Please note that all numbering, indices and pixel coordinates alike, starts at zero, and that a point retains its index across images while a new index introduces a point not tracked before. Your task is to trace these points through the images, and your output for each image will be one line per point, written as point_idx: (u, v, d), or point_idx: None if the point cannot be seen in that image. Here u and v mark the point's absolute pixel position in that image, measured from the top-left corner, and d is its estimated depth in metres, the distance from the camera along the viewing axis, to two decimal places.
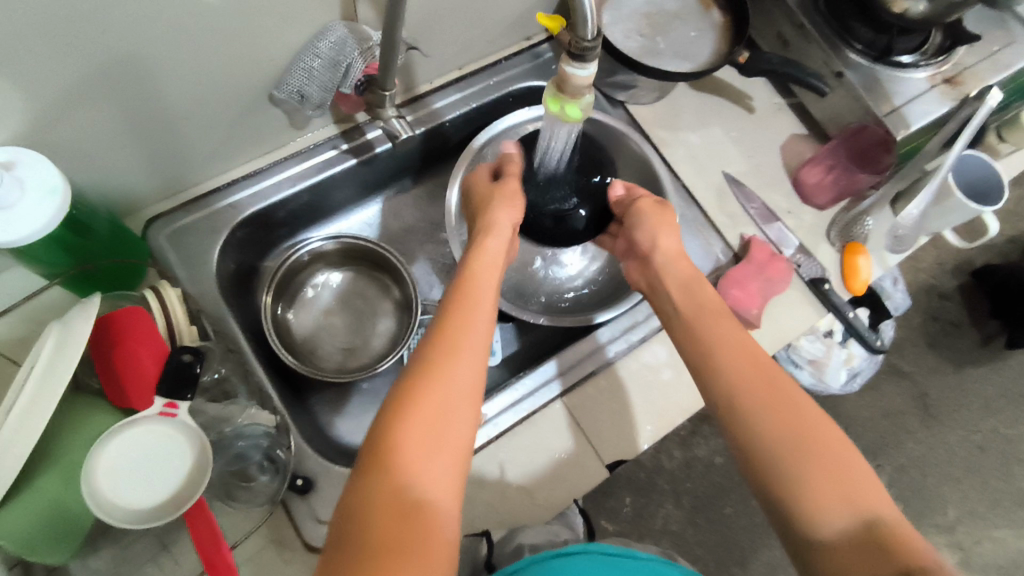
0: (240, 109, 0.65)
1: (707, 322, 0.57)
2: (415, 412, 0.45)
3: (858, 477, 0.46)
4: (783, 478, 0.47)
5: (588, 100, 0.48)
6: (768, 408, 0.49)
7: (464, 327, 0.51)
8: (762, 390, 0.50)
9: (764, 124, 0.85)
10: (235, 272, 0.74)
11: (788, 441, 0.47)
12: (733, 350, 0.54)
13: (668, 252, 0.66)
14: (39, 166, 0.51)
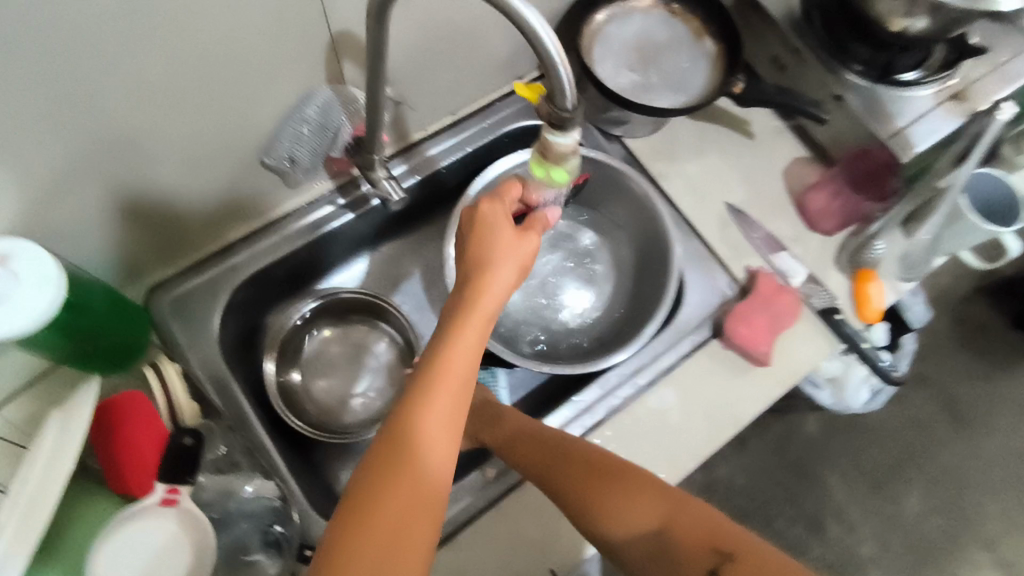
0: (232, 176, 0.65)
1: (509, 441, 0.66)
2: (370, 526, 0.40)
3: (624, 493, 0.57)
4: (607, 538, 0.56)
5: (573, 163, 0.46)
6: (579, 491, 0.59)
7: (435, 409, 0.44)
8: (556, 456, 0.61)
9: (765, 150, 0.84)
10: (238, 334, 0.74)
11: (596, 508, 0.57)
12: (541, 449, 0.63)
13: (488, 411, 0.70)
14: (33, 254, 0.51)
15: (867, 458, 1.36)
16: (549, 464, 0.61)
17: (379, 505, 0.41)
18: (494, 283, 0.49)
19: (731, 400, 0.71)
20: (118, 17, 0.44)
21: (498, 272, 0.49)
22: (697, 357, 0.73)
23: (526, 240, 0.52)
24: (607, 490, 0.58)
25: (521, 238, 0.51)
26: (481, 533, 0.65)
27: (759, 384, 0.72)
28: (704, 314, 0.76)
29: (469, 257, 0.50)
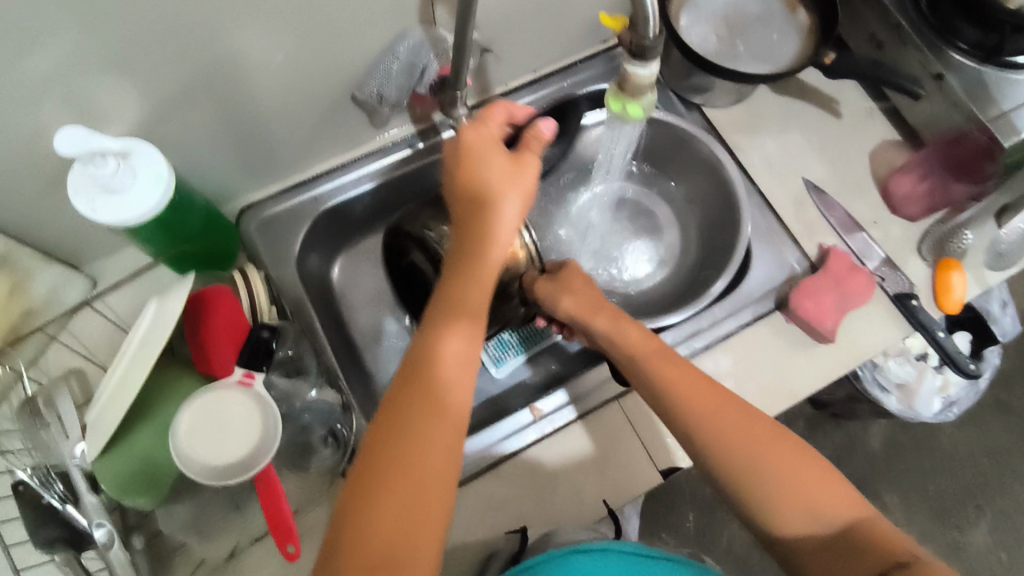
0: (324, 109, 0.70)
1: (652, 360, 0.61)
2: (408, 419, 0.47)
3: (808, 466, 0.53)
4: (762, 501, 0.53)
5: (650, 99, 0.48)
6: (742, 446, 0.54)
7: (453, 327, 0.51)
8: (737, 427, 0.55)
9: (851, 130, 0.81)
10: (315, 261, 0.79)
11: (770, 480, 0.53)
12: (700, 393, 0.57)
13: (579, 306, 0.67)
14: (150, 156, 0.58)
15: (931, 479, 1.29)
16: (729, 411, 0.56)
17: (434, 411, 0.48)
18: (499, 215, 0.55)
19: (787, 374, 0.70)
20: None
21: (502, 204, 0.55)
22: (756, 327, 0.72)
23: (523, 164, 0.56)
24: (794, 460, 0.53)
25: (516, 163, 0.56)
26: (522, 467, 0.68)
27: (820, 361, 0.71)
28: (769, 288, 0.75)
29: (469, 192, 0.56)
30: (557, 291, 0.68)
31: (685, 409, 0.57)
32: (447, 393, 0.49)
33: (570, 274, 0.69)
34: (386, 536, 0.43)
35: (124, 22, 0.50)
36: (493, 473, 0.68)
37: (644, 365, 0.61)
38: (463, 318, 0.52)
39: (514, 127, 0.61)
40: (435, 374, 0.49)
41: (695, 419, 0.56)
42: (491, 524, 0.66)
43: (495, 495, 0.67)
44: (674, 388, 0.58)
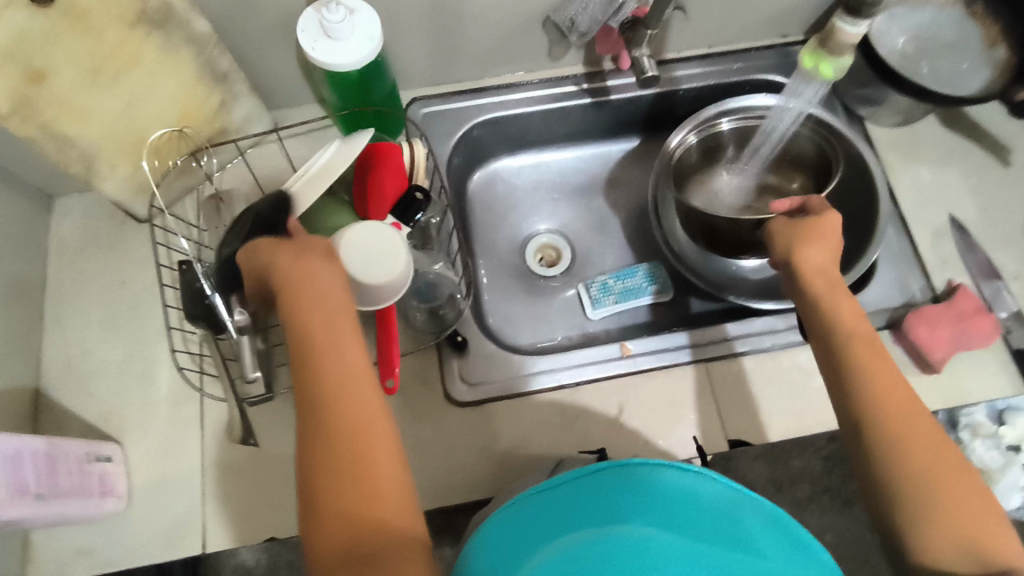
0: (518, 25, 0.76)
1: (872, 358, 0.54)
2: (315, 392, 0.49)
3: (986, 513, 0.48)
4: (917, 507, 0.48)
5: (844, 62, 0.50)
6: (925, 468, 0.49)
7: (311, 304, 0.52)
8: (932, 448, 0.50)
9: (1015, 183, 0.79)
10: (460, 161, 0.86)
11: (938, 511, 0.48)
12: (900, 405, 0.52)
13: (813, 266, 0.60)
14: (369, 16, 0.65)
15: None
16: (921, 432, 0.50)
17: (326, 417, 0.48)
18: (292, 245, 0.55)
19: None
20: None
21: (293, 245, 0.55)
22: None
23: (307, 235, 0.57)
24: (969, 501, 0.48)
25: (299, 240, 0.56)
26: (599, 396, 0.71)
27: (921, 390, 0.70)
28: (884, 308, 0.75)
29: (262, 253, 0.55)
30: (801, 239, 0.61)
31: (875, 422, 0.51)
32: (328, 401, 0.48)
33: (819, 227, 0.62)
34: (357, 512, 0.45)
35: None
36: (572, 390, 0.72)
37: (858, 374, 0.53)
38: (316, 336, 0.51)
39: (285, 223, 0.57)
40: (314, 392, 0.49)
41: (884, 432, 0.51)
42: (557, 439, 0.69)
43: (570, 412, 0.70)
44: (871, 391, 0.52)
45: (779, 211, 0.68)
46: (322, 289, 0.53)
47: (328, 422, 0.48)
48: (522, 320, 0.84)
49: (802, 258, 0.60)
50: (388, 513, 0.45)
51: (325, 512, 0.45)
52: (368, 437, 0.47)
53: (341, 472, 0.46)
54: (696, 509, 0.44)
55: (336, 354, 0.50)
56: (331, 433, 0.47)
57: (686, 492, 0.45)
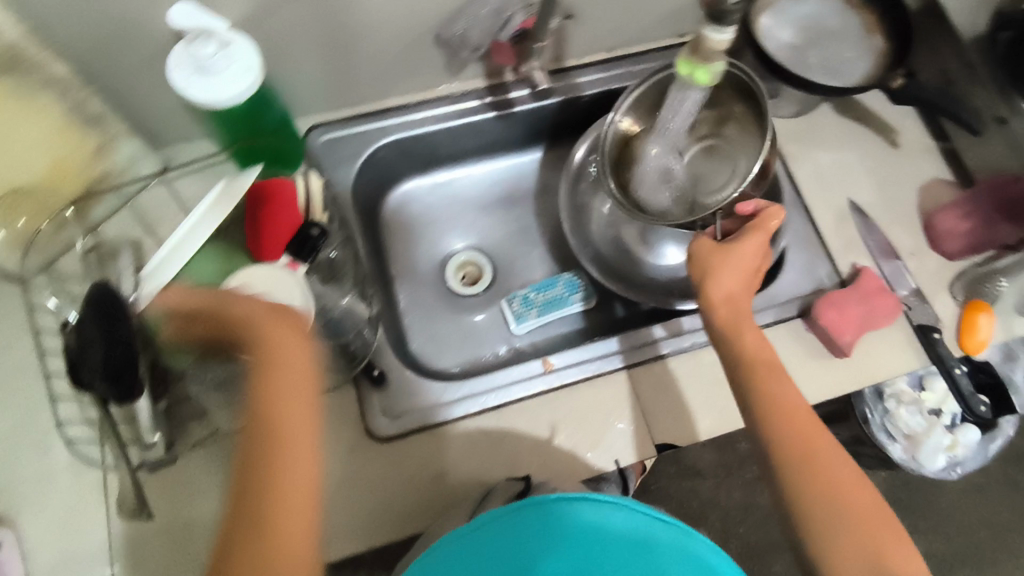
0: (407, 42, 0.73)
1: (772, 382, 0.58)
2: (264, 461, 0.49)
3: (885, 520, 0.53)
4: (817, 526, 0.53)
5: (718, 67, 0.50)
6: (826, 483, 0.53)
7: (282, 376, 0.51)
8: (824, 464, 0.54)
9: (906, 161, 0.82)
10: (367, 185, 0.83)
11: (838, 520, 0.52)
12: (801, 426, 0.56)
13: (719, 295, 0.62)
14: (246, 47, 0.61)
15: (926, 542, 1.26)
16: (820, 449, 0.55)
17: (261, 472, 0.48)
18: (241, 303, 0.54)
19: (799, 379, 0.72)
20: None
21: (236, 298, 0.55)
22: (776, 330, 0.74)
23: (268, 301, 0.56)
24: (869, 509, 0.53)
25: (276, 310, 0.55)
26: (524, 416, 0.71)
27: (832, 374, 0.72)
28: (794, 296, 0.76)
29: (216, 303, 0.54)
30: (713, 268, 0.63)
31: (780, 446, 0.55)
32: (261, 456, 0.49)
33: (732, 254, 0.62)
34: None
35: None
36: (497, 413, 0.71)
37: (765, 398, 0.57)
38: (284, 424, 0.50)
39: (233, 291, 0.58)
40: (257, 459, 0.49)
41: (788, 454, 0.55)
42: (485, 463, 0.68)
43: (495, 435, 0.69)
44: (775, 416, 0.56)
45: (743, 214, 0.66)
46: (295, 374, 0.52)
47: (256, 473, 0.48)
48: (446, 342, 0.82)
49: (715, 281, 0.62)
50: None
51: None
52: (293, 496, 0.48)
53: (259, 538, 0.46)
54: (613, 541, 0.53)
55: (299, 438, 0.50)
56: (257, 483, 0.48)
57: (604, 530, 0.53)
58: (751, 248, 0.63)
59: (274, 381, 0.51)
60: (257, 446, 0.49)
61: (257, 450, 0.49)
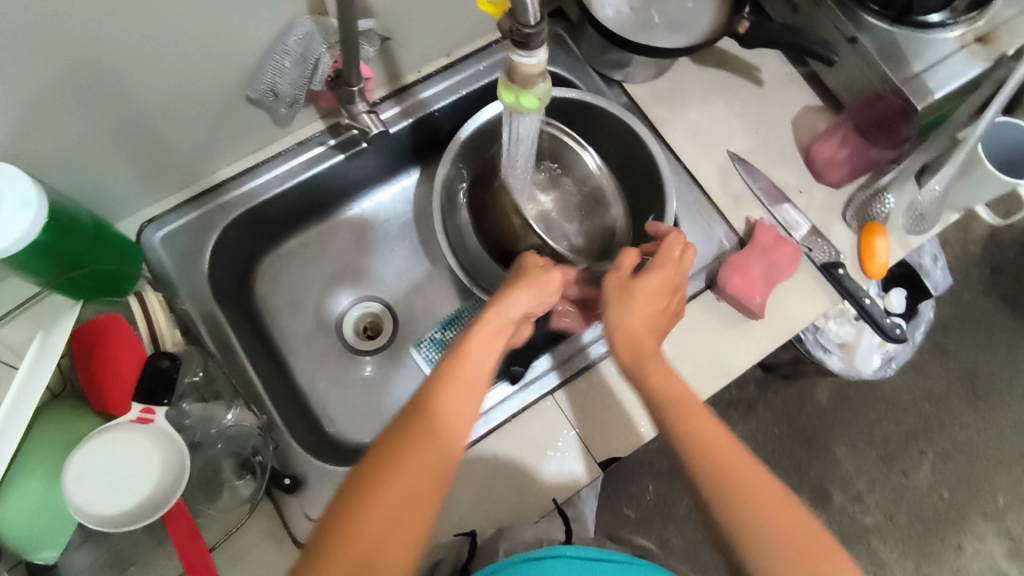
0: (217, 109, 0.65)
1: (681, 409, 0.52)
2: (355, 534, 0.43)
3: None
4: (754, 561, 0.46)
5: (543, 89, 0.45)
6: (773, 529, 0.46)
7: (453, 414, 0.50)
8: (726, 474, 0.48)
9: (773, 97, 0.80)
10: (227, 272, 0.74)
11: (776, 553, 0.45)
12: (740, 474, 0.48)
13: (632, 329, 0.58)
14: (13, 177, 0.52)
15: (879, 430, 1.32)
16: (753, 481, 0.48)
17: (366, 500, 0.45)
18: (485, 346, 0.54)
19: (721, 352, 0.70)
20: None
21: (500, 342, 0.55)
22: (689, 308, 0.72)
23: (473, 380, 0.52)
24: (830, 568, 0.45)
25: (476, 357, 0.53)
26: (460, 473, 0.67)
27: (752, 336, 0.71)
28: (699, 265, 0.74)
29: (435, 378, 0.51)
30: (623, 301, 0.59)
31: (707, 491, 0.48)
32: (375, 499, 0.45)
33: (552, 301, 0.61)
34: None
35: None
36: None
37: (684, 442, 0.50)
38: (406, 479, 0.46)
39: (101, 461, 0.47)
40: (398, 443, 0.47)
41: (731, 507, 0.47)
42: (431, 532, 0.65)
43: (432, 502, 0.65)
44: (694, 440, 0.50)
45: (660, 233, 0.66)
46: (476, 385, 0.52)
47: (367, 505, 0.44)
48: (363, 410, 0.76)
49: (623, 310, 0.58)
50: None
51: None
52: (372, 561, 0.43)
53: None
54: None
55: (399, 507, 0.45)
56: (334, 551, 0.42)
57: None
58: (661, 282, 0.60)
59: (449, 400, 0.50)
60: (389, 440, 0.48)
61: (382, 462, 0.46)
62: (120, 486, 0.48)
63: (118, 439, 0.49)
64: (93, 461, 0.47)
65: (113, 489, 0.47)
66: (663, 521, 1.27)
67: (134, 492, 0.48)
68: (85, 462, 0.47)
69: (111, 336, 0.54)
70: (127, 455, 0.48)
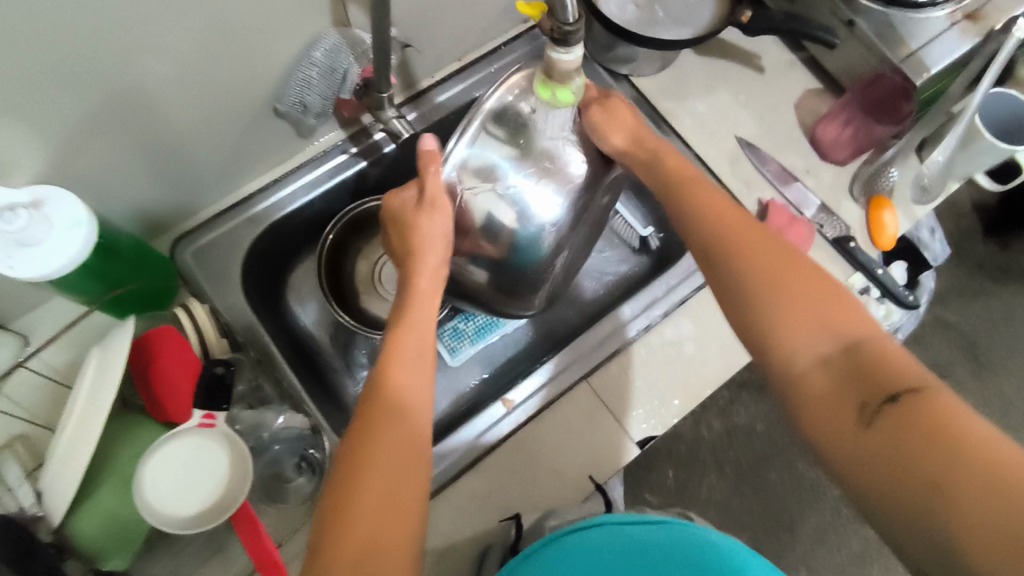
0: (245, 124, 0.66)
1: (700, 203, 0.56)
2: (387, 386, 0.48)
3: (847, 313, 0.47)
4: (745, 293, 0.49)
5: (578, 83, 0.49)
6: (772, 269, 0.49)
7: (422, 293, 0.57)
8: (733, 223, 0.53)
9: (775, 83, 0.83)
10: (257, 281, 0.76)
11: (781, 291, 0.48)
12: (745, 244, 0.51)
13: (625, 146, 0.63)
14: (65, 201, 0.53)
15: None
16: (757, 236, 0.52)
17: (357, 455, 0.44)
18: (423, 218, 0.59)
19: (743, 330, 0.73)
20: None
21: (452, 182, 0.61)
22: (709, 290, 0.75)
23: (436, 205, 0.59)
24: (831, 308, 0.47)
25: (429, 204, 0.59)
26: (504, 463, 0.68)
27: None
28: None
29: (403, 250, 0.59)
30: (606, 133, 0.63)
31: (712, 239, 0.53)
32: (357, 475, 0.43)
33: (422, 217, 0.59)
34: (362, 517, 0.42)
35: (21, 55, 0.45)
36: (474, 470, 0.68)
37: (698, 227, 0.54)
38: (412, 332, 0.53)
39: (171, 473, 0.50)
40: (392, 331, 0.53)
41: (738, 261, 0.51)
42: (479, 520, 0.67)
43: (478, 490, 0.67)
44: (693, 211, 0.55)
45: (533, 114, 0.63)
46: (423, 341, 0.53)
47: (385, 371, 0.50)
48: None
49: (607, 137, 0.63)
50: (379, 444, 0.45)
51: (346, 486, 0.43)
52: (371, 500, 0.43)
53: (348, 461, 0.44)
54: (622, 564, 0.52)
55: (412, 356, 0.51)
56: (363, 403, 0.48)
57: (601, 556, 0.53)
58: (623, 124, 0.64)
59: (399, 354, 0.51)
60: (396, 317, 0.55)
61: (363, 419, 0.47)
62: (192, 491, 0.50)
63: (225, 450, 0.52)
64: (159, 471, 0.50)
65: (181, 494, 0.50)
66: (685, 505, 1.28)
67: (205, 493, 0.51)
68: (151, 472, 0.50)
69: (164, 348, 0.55)
70: (201, 480, 0.51)
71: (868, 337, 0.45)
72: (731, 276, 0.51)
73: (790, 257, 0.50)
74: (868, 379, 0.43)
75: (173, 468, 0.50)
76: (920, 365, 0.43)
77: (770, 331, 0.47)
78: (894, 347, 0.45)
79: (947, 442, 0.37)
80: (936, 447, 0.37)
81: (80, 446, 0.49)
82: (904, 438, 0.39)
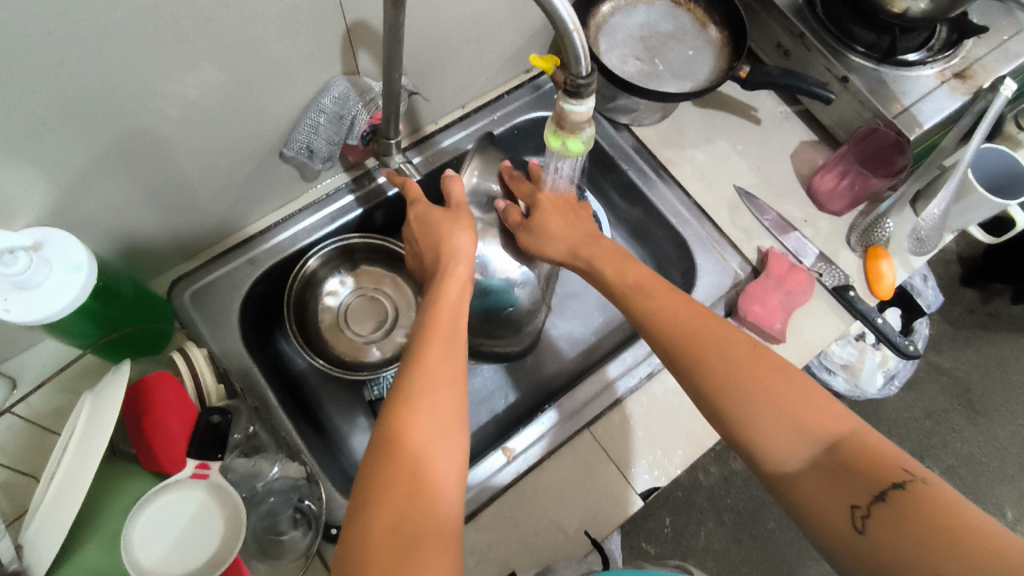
0: (250, 166, 0.67)
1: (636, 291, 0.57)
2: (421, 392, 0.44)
3: (821, 408, 0.44)
4: (723, 401, 0.47)
5: (588, 133, 0.50)
6: (729, 366, 0.48)
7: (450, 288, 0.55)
8: (692, 319, 0.52)
9: (771, 134, 0.85)
10: (254, 323, 0.75)
11: (749, 387, 0.46)
12: (708, 338, 0.50)
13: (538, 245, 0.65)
14: (65, 243, 0.52)
15: None
16: (715, 334, 0.50)
17: (379, 471, 0.40)
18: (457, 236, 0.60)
19: None
20: (149, 31, 0.47)
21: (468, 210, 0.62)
22: None
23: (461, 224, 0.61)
24: (806, 403, 0.45)
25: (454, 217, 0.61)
26: (504, 515, 0.66)
27: None
28: (717, 295, 0.77)
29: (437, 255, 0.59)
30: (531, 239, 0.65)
31: (668, 336, 0.52)
32: (376, 497, 0.39)
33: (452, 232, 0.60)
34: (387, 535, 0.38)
35: (36, 99, 0.45)
36: (472, 523, 0.66)
37: (661, 318, 0.53)
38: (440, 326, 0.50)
39: (161, 532, 0.49)
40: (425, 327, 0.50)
41: (700, 373, 0.49)
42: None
43: (477, 542, 0.65)
44: (650, 304, 0.55)
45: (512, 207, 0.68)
46: (449, 363, 0.47)
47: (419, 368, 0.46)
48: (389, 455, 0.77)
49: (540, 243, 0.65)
50: (413, 461, 0.41)
51: (369, 506, 0.39)
52: (388, 527, 0.38)
53: (368, 482, 0.40)
54: None
55: (451, 349, 0.48)
56: (389, 407, 0.44)
57: None
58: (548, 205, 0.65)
59: (423, 379, 0.45)
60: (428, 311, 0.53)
61: (374, 465, 0.41)
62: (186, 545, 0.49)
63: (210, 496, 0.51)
64: (146, 533, 0.48)
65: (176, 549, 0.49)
66: (682, 555, 1.25)
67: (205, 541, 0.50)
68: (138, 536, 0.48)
69: (158, 397, 0.54)
70: (174, 521, 0.49)
71: (851, 434, 0.43)
72: (704, 393, 0.48)
73: (756, 350, 0.48)
74: (861, 479, 0.41)
75: (159, 527, 0.49)
76: (904, 454, 0.42)
77: (754, 446, 0.45)
78: (878, 438, 0.43)
79: (956, 544, 0.35)
80: (943, 551, 0.36)
81: (71, 488, 0.46)
82: (899, 541, 0.38)
